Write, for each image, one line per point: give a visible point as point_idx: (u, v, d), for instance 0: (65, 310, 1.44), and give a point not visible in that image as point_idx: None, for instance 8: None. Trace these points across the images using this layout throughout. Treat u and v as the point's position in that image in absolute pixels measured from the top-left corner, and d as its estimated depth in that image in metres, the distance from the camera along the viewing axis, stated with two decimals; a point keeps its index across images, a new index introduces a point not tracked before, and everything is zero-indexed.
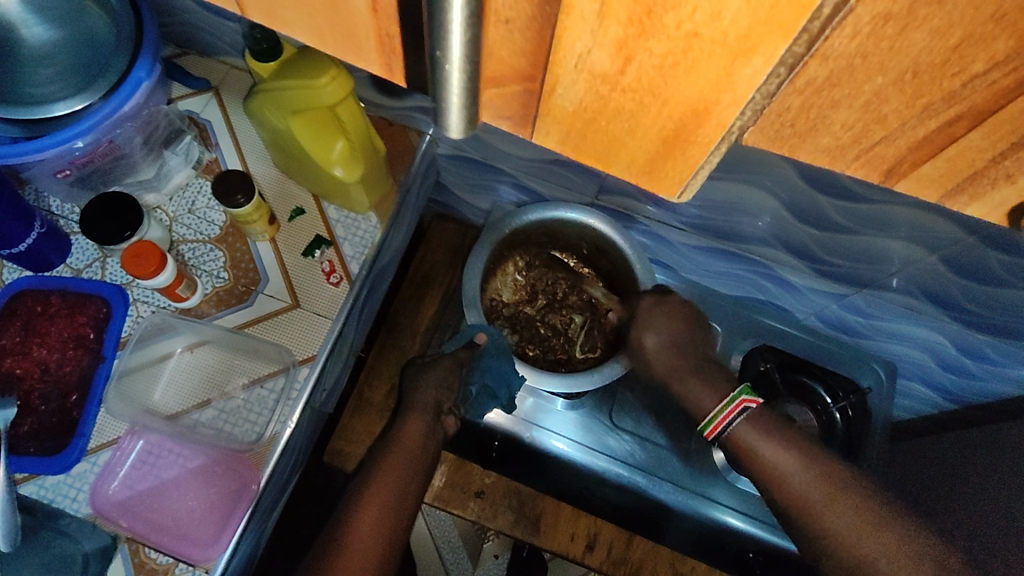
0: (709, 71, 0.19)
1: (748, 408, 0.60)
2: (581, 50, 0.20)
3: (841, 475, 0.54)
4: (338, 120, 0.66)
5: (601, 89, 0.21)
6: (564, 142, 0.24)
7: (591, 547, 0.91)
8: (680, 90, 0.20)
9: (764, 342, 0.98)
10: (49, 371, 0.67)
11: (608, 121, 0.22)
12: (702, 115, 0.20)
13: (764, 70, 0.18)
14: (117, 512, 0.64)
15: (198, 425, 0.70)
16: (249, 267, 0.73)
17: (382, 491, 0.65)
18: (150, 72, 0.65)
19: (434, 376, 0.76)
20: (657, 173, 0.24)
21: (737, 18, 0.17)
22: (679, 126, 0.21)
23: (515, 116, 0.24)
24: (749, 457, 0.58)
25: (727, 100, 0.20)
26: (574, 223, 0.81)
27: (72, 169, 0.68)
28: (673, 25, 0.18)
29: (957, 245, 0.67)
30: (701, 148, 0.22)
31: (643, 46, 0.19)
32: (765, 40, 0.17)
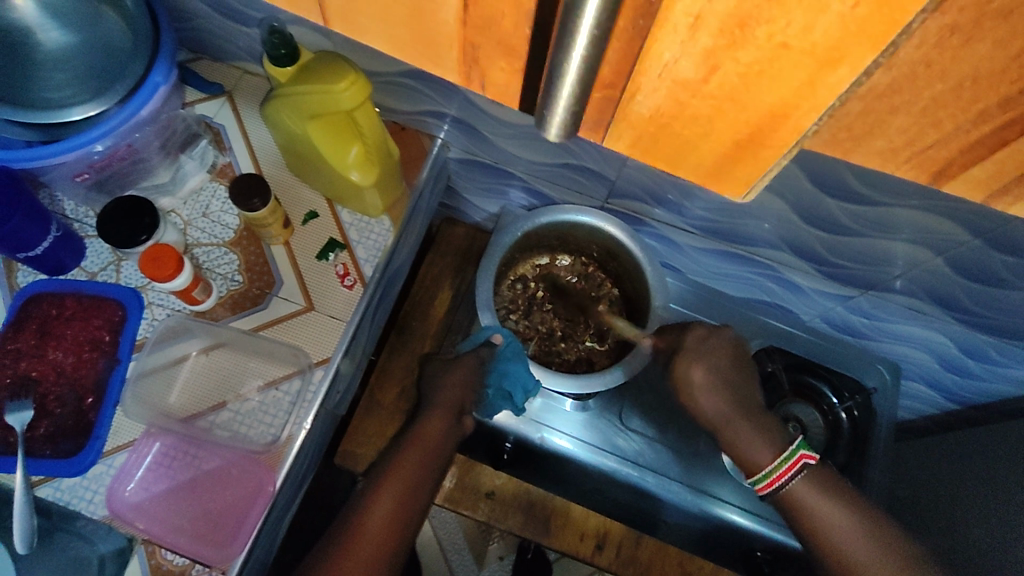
0: (795, 80, 0.22)
1: (807, 464, 0.63)
2: (668, 59, 0.23)
3: (889, 540, 0.60)
4: (354, 124, 0.66)
5: (682, 94, 0.25)
6: (634, 142, 0.29)
7: (599, 547, 0.94)
8: (762, 97, 0.23)
9: (770, 342, 0.98)
10: (64, 373, 0.67)
11: (683, 123, 0.26)
12: (779, 120, 0.24)
13: (849, 76, 0.21)
14: (134, 514, 0.65)
15: (214, 426, 0.70)
16: (264, 270, 0.74)
17: (400, 483, 0.67)
18: (167, 78, 0.66)
19: (455, 375, 0.76)
20: (722, 174, 0.29)
21: (827, 31, 0.20)
22: (754, 130, 0.25)
23: (591, 121, 0.28)
24: (805, 516, 0.62)
25: (805, 108, 0.23)
26: (585, 226, 0.81)
27: (90, 173, 0.68)
28: (763, 37, 0.21)
29: (962, 247, 0.69)
30: (772, 151, 0.26)
31: (730, 56, 0.22)
32: (852, 51, 0.20)
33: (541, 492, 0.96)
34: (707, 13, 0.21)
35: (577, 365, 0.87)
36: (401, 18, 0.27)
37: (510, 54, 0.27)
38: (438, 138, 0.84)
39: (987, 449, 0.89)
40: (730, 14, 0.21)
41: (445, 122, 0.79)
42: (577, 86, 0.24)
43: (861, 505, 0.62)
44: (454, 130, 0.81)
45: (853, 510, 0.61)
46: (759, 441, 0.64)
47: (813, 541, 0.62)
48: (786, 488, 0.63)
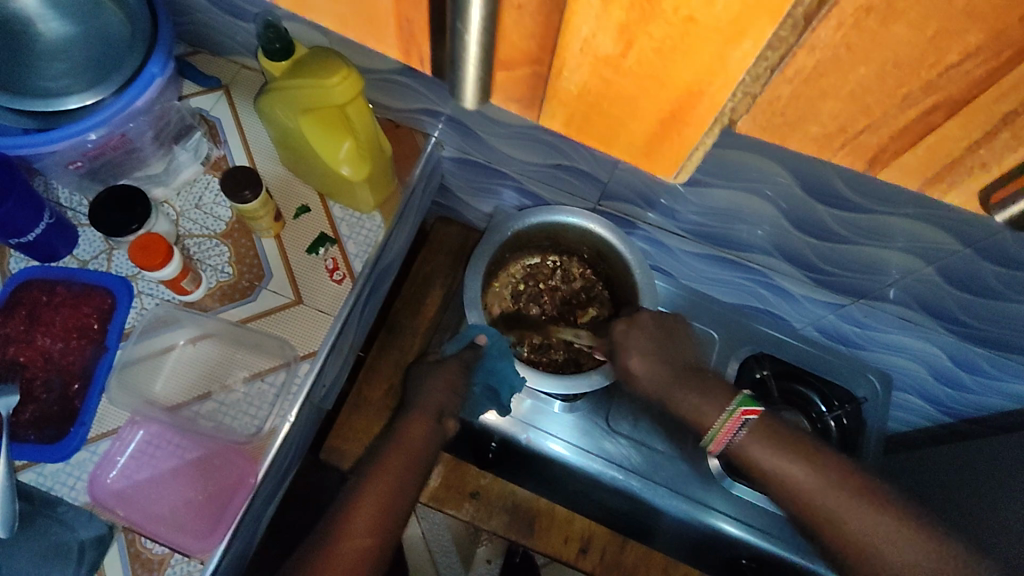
0: (707, 46, 0.32)
1: (749, 421, 0.63)
2: (586, 35, 0.35)
3: (854, 486, 0.57)
4: (347, 119, 0.66)
5: (605, 75, 0.37)
6: (567, 121, 0.44)
7: (584, 550, 0.91)
8: (678, 75, 0.35)
9: (761, 349, 0.99)
10: (52, 359, 0.68)
11: (602, 101, 0.40)
12: (696, 97, 0.37)
13: (749, 48, 0.32)
14: (115, 501, 0.65)
15: (199, 416, 0.71)
16: (254, 263, 0.74)
17: (383, 483, 0.67)
18: (163, 69, 0.66)
19: (437, 377, 0.77)
20: (650, 156, 0.45)
21: (730, 6, 0.30)
22: (671, 112, 0.39)
23: (524, 101, 0.44)
24: (759, 468, 0.61)
25: (718, 84, 0.35)
26: (576, 228, 0.82)
27: (84, 161, 0.69)
28: (671, 12, 0.31)
29: (952, 257, 0.69)
30: (695, 127, 0.40)
31: (644, 31, 0.33)
32: (753, 23, 0.30)
33: (526, 493, 0.93)
34: None
35: (567, 364, 0.87)
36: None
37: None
38: (432, 137, 0.84)
39: (983, 464, 0.88)
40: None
41: (439, 121, 0.80)
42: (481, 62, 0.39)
43: (812, 451, 0.61)
44: (448, 129, 0.81)
45: (809, 462, 0.59)
46: (699, 400, 0.66)
47: (781, 499, 0.60)
48: (734, 444, 0.63)
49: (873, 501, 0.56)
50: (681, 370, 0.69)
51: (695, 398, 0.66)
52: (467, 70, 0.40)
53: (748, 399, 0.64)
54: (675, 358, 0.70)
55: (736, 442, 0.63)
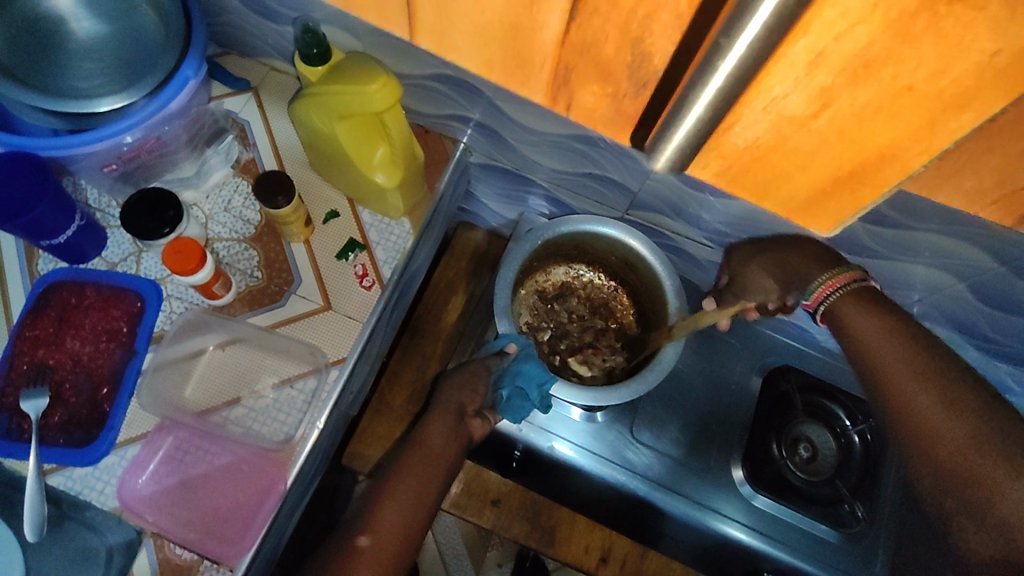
0: (915, 123, 0.42)
1: (851, 282, 0.63)
2: (778, 93, 0.43)
3: (950, 382, 0.53)
4: (382, 126, 0.66)
5: (782, 126, 0.46)
6: (722, 168, 0.56)
7: (603, 559, 0.92)
8: (880, 136, 0.45)
9: (786, 361, 0.95)
10: (81, 363, 0.67)
11: (767, 151, 0.50)
12: (888, 160, 0.47)
13: (968, 120, 0.41)
14: (144, 507, 0.65)
15: (227, 423, 0.70)
16: (283, 267, 0.74)
17: (400, 489, 0.65)
18: (197, 71, 0.65)
19: (459, 380, 0.77)
20: (812, 210, 0.59)
21: (956, 79, 0.38)
22: (862, 169, 0.49)
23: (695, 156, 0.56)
24: (842, 327, 0.63)
25: (918, 153, 0.46)
26: (605, 237, 0.81)
27: (117, 164, 0.68)
28: (887, 77, 0.39)
29: (986, 274, 0.68)
30: (880, 182, 0.50)
31: (847, 90, 0.41)
32: (986, 99, 0.39)
33: (547, 500, 0.94)
34: (829, 49, 0.38)
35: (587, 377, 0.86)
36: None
37: (599, 76, 0.49)
38: (461, 143, 0.84)
39: None
40: (851, 53, 0.38)
41: (470, 127, 0.79)
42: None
43: (907, 326, 0.58)
44: (478, 135, 0.81)
45: (891, 323, 0.59)
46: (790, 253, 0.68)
47: (851, 355, 0.62)
48: (828, 304, 0.64)
49: (950, 378, 0.53)
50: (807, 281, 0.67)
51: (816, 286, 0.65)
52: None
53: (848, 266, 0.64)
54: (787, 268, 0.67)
55: (829, 301, 0.64)
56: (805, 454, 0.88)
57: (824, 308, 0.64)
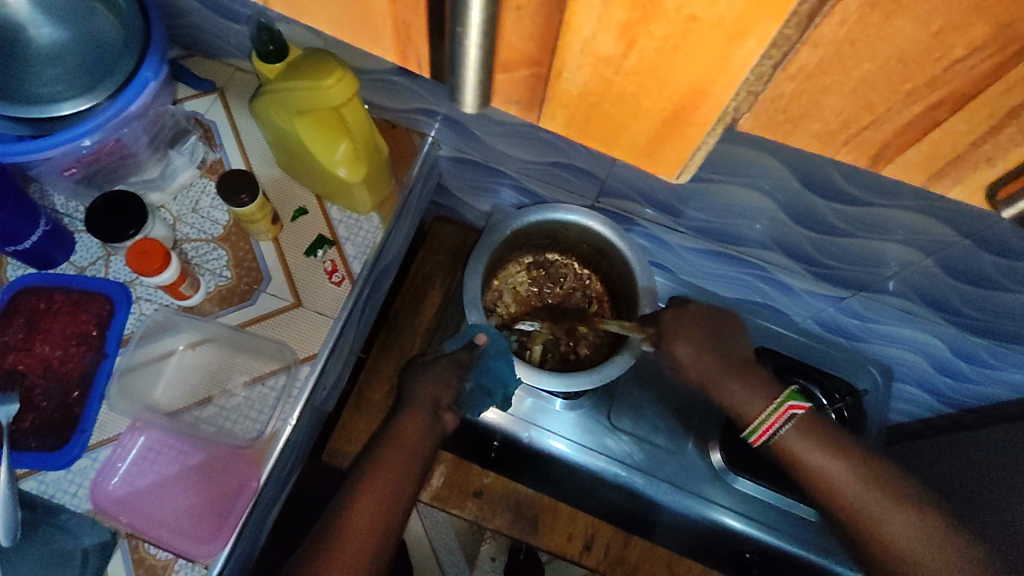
0: (708, 50, 0.22)
1: (796, 415, 0.64)
2: (587, 33, 0.23)
3: (892, 486, 0.59)
4: (343, 122, 0.66)
5: (606, 72, 0.25)
6: (574, 125, 0.29)
7: (588, 547, 0.90)
8: (678, 73, 0.23)
9: (762, 345, 0.96)
10: (51, 367, 0.68)
11: (635, 99, 0.26)
12: (698, 97, 0.24)
13: (755, 51, 0.21)
14: (118, 508, 0.65)
15: (200, 421, 0.71)
16: (252, 266, 0.74)
17: (378, 484, 0.65)
18: (157, 73, 0.66)
19: (433, 373, 0.74)
20: (654, 154, 0.29)
21: (731, 4, 0.20)
22: (677, 108, 0.25)
23: (523, 99, 0.29)
24: (801, 466, 0.62)
25: (723, 81, 0.23)
26: (574, 225, 0.81)
27: (78, 168, 0.68)
28: (674, 9, 0.21)
29: (952, 248, 0.68)
30: (698, 126, 0.26)
31: (646, 29, 0.22)
32: (758, 22, 0.20)
33: (529, 491, 0.93)
34: None
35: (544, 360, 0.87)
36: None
37: None
38: (429, 137, 0.84)
39: (982, 452, 0.87)
40: None
41: (437, 121, 0.79)
42: (480, 68, 0.26)
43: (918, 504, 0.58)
44: (446, 129, 0.81)
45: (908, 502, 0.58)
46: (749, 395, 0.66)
47: (807, 488, 0.62)
48: (776, 437, 0.64)
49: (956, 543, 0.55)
50: (736, 364, 0.67)
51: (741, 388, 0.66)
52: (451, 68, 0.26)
53: (796, 394, 0.65)
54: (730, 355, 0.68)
55: (778, 437, 0.63)
56: None
57: (770, 445, 0.64)
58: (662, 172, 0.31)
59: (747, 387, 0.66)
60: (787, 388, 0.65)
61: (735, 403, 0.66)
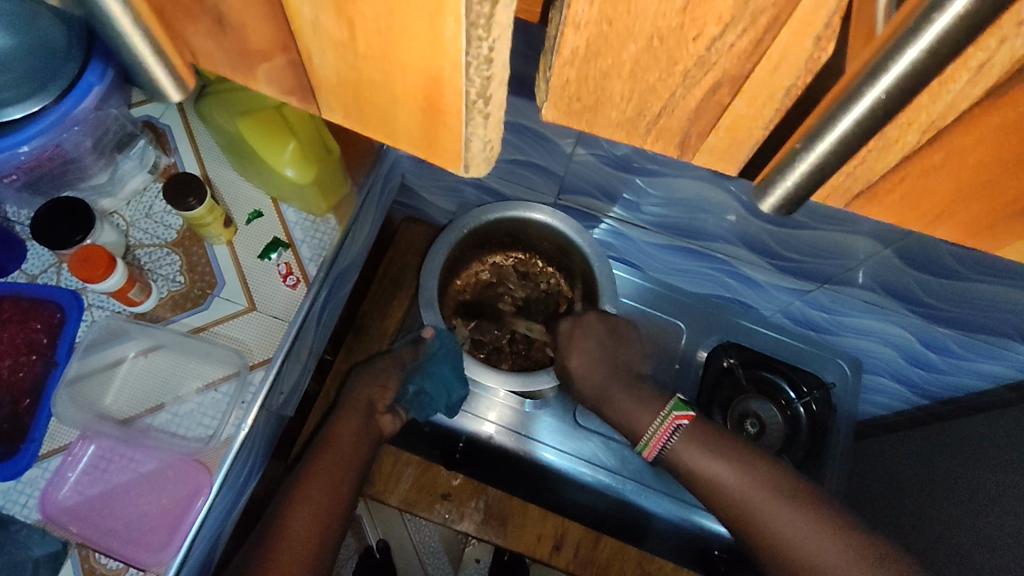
0: (419, 35, 0.21)
1: (680, 426, 0.71)
2: (310, 15, 0.22)
3: (772, 482, 0.66)
4: (286, 122, 0.65)
5: (347, 57, 0.23)
6: (348, 111, 0.27)
7: (557, 547, 0.89)
8: (406, 57, 0.22)
9: (728, 339, 0.97)
10: (1, 377, 0.68)
11: (380, 86, 0.24)
12: (438, 83, 0.23)
13: (457, 30, 0.20)
14: (68, 518, 0.64)
15: (151, 429, 0.68)
16: (206, 271, 0.73)
17: (313, 488, 0.64)
18: (102, 78, 0.65)
19: (369, 376, 0.76)
20: (435, 147, 0.27)
21: None
22: (425, 96, 0.24)
23: (299, 88, 0.26)
24: (689, 469, 0.69)
25: (448, 67, 0.22)
26: (535, 222, 0.81)
27: (19, 175, 0.67)
28: None
29: (908, 238, 0.67)
30: (452, 115, 0.25)
31: (357, 12, 0.21)
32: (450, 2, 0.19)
33: (498, 492, 0.91)
34: None
35: (513, 361, 0.87)
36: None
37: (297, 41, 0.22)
38: None
39: (955, 443, 0.86)
40: None
41: None
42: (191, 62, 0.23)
43: (789, 488, 0.65)
44: None
45: (774, 491, 0.65)
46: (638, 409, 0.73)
47: (698, 490, 0.69)
48: (664, 449, 0.71)
49: (842, 523, 0.62)
50: (624, 378, 0.77)
51: (630, 405, 0.74)
52: (156, 66, 0.24)
53: (681, 405, 0.72)
54: (623, 362, 0.79)
55: (666, 447, 0.70)
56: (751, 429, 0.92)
57: (661, 455, 0.71)
58: (447, 163, 0.28)
59: (637, 402, 0.75)
60: (672, 400, 0.73)
61: (622, 417, 0.74)
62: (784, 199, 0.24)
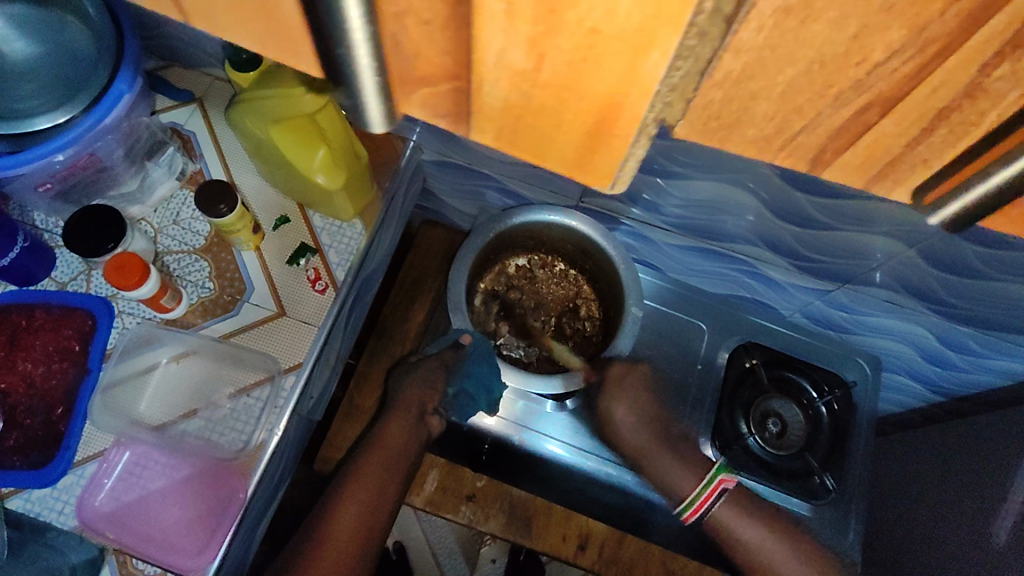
0: (616, 64, 0.16)
1: (726, 489, 0.78)
2: (495, 47, 0.16)
3: (789, 536, 0.78)
4: (318, 129, 0.65)
5: (521, 87, 0.17)
6: (502, 136, 0.20)
7: (582, 547, 0.90)
8: (591, 85, 0.17)
9: (750, 339, 0.95)
10: (34, 384, 0.67)
11: (543, 115, 0.18)
12: (615, 110, 0.17)
13: (663, 64, 0.15)
14: (106, 525, 0.64)
15: (185, 435, 0.70)
16: (235, 277, 0.73)
17: (361, 488, 0.69)
18: (131, 85, 0.64)
19: (417, 377, 0.77)
20: (589, 167, 0.20)
21: (632, 10, 0.14)
22: (597, 122, 0.18)
23: (445, 113, 0.20)
24: (727, 534, 0.79)
25: (636, 95, 0.17)
26: (559, 225, 0.81)
27: (54, 183, 0.68)
28: (575, 22, 0.15)
29: (933, 239, 0.68)
30: (624, 141, 0.18)
31: (552, 43, 0.16)
32: (660, 32, 0.15)
33: (522, 494, 0.93)
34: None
35: (541, 364, 0.87)
36: (254, 16, 0.18)
37: None
38: (411, 141, 0.82)
39: (973, 441, 0.87)
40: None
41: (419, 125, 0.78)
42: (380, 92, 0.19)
43: (790, 532, 0.79)
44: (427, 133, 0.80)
45: (785, 534, 0.78)
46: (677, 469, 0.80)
47: (730, 550, 0.80)
48: (708, 512, 0.79)
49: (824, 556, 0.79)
50: (670, 439, 0.83)
51: (670, 459, 0.81)
52: None
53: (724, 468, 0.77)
54: (649, 429, 0.83)
55: (712, 512, 0.78)
56: (774, 429, 0.91)
57: (704, 520, 0.79)
58: (597, 184, 0.22)
59: (674, 459, 0.81)
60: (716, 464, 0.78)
61: (659, 475, 0.81)
62: (961, 212, 0.21)
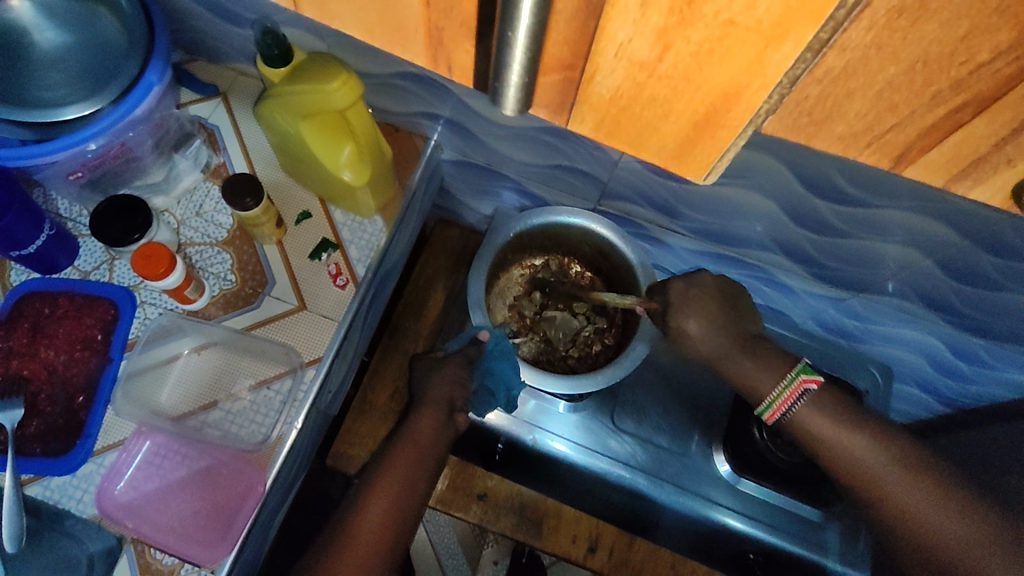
0: (743, 56, 0.25)
1: (809, 390, 0.61)
2: (622, 39, 0.26)
3: (921, 466, 0.56)
4: (346, 124, 0.66)
5: (639, 73, 0.28)
6: (598, 126, 0.33)
7: (592, 550, 0.90)
8: (713, 77, 0.26)
9: None
10: (56, 372, 0.67)
11: (643, 104, 0.30)
12: (732, 99, 0.27)
13: (793, 51, 0.24)
14: (124, 514, 0.64)
15: (204, 426, 0.71)
16: (256, 270, 0.74)
17: (391, 482, 0.65)
18: (162, 77, 0.64)
19: (445, 372, 0.74)
20: (685, 156, 0.33)
21: (770, 9, 0.23)
22: (711, 110, 0.29)
23: (555, 104, 0.33)
24: (816, 440, 0.60)
25: (757, 83, 0.26)
26: (577, 227, 0.82)
27: (83, 172, 0.68)
28: (711, 15, 0.24)
29: (952, 248, 0.68)
30: (730, 129, 0.29)
31: (682, 33, 0.25)
32: (795, 26, 0.23)
33: (532, 494, 0.93)
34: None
35: (561, 364, 0.88)
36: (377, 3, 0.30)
37: None
38: (432, 140, 0.84)
39: (979, 452, 0.88)
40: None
41: (439, 124, 0.79)
42: (529, 50, 0.27)
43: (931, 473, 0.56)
44: (448, 133, 0.81)
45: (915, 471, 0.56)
46: (762, 373, 0.62)
47: (819, 460, 0.61)
48: (790, 413, 0.61)
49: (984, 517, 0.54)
50: (747, 342, 0.63)
51: (751, 366, 0.62)
52: None
53: (810, 367, 0.61)
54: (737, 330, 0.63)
55: (791, 411, 0.61)
56: None
57: (784, 421, 0.62)
58: (689, 173, 0.35)
59: (760, 366, 0.62)
60: (801, 361, 0.62)
61: (738, 378, 0.63)
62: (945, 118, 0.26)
